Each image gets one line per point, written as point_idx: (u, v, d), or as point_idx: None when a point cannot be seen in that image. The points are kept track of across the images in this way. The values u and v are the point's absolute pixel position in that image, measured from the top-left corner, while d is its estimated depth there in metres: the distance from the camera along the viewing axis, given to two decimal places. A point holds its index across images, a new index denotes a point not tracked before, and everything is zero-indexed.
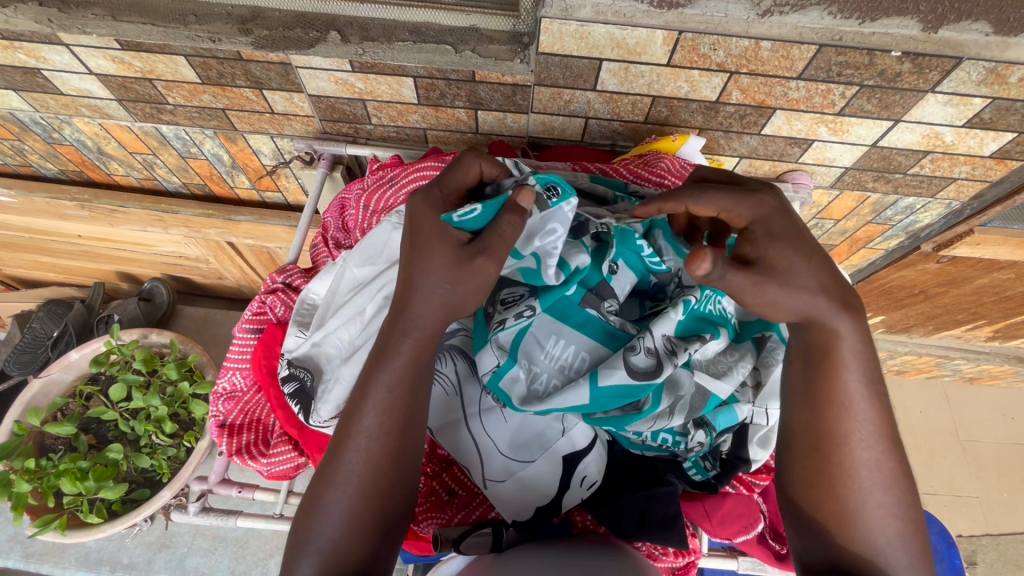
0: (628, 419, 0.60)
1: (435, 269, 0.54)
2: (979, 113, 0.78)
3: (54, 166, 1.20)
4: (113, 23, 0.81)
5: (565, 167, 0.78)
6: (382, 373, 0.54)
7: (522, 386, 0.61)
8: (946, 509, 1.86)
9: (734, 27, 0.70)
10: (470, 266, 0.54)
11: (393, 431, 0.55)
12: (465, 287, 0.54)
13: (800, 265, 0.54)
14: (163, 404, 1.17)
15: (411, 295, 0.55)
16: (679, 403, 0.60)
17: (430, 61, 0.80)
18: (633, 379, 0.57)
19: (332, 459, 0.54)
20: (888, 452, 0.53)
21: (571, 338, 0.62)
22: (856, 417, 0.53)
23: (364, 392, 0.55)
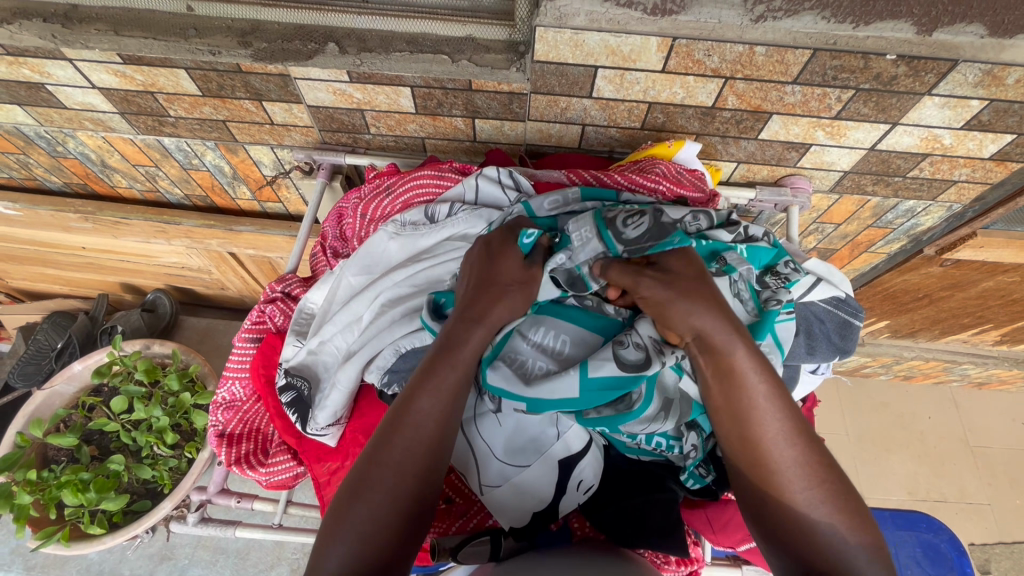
0: (622, 418, 0.59)
1: (506, 271, 0.62)
2: (977, 115, 0.78)
3: (59, 179, 1.22)
4: (115, 38, 0.82)
5: (559, 175, 0.77)
6: (447, 357, 0.57)
7: (514, 376, 0.60)
8: (958, 516, 1.83)
9: (728, 33, 0.70)
10: (534, 276, 0.62)
11: (450, 418, 0.56)
12: (527, 295, 0.62)
13: (693, 274, 0.57)
14: (165, 415, 1.17)
15: (485, 293, 0.60)
16: (668, 406, 0.61)
17: (426, 71, 0.81)
18: (622, 371, 0.58)
19: (383, 436, 0.54)
20: (811, 450, 0.53)
21: (552, 325, 0.64)
22: (767, 421, 0.53)
23: (427, 377, 0.56)
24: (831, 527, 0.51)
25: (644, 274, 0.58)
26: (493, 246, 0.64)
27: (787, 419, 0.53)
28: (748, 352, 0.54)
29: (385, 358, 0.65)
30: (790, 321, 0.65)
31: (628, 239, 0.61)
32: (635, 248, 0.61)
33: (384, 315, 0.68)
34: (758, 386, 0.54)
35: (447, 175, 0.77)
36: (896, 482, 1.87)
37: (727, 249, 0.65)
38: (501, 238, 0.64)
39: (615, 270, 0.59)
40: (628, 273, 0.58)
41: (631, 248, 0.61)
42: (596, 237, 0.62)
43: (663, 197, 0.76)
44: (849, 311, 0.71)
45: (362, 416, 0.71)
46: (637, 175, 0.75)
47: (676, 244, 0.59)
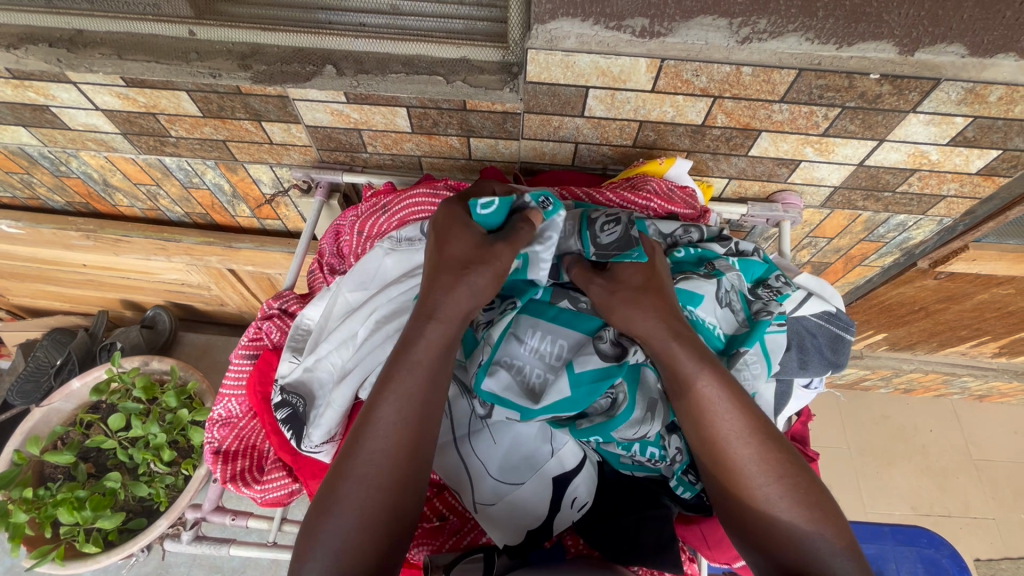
0: (613, 422, 0.60)
1: (456, 254, 0.59)
2: (962, 131, 0.79)
3: (61, 199, 1.23)
4: (119, 62, 0.85)
5: (552, 193, 0.79)
6: (403, 360, 0.56)
7: (510, 382, 0.61)
8: (961, 531, 1.81)
9: (715, 54, 0.72)
10: (488, 253, 0.59)
11: (415, 418, 0.55)
12: (483, 274, 0.59)
13: (640, 279, 0.61)
14: (162, 432, 1.17)
15: (436, 282, 0.59)
16: (656, 405, 0.61)
17: (422, 92, 0.82)
18: (604, 360, 0.60)
19: (349, 447, 0.54)
20: (766, 444, 0.54)
21: (548, 329, 0.64)
22: (721, 419, 0.55)
23: (387, 385, 0.56)
24: (795, 519, 0.52)
25: (595, 276, 0.62)
26: (439, 229, 0.62)
27: (740, 417, 0.55)
28: (693, 353, 0.57)
29: (380, 376, 0.67)
30: (781, 333, 0.65)
31: (600, 244, 0.65)
32: (603, 253, 0.64)
33: (379, 332, 0.69)
34: (709, 386, 0.56)
35: (442, 193, 0.78)
36: (898, 496, 1.85)
37: (717, 257, 0.69)
38: (450, 217, 0.62)
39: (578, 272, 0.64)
40: (582, 277, 0.63)
41: (601, 253, 0.64)
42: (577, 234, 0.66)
43: (655, 213, 0.78)
44: (840, 326, 0.72)
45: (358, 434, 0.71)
46: (629, 193, 0.77)
47: (634, 258, 0.62)
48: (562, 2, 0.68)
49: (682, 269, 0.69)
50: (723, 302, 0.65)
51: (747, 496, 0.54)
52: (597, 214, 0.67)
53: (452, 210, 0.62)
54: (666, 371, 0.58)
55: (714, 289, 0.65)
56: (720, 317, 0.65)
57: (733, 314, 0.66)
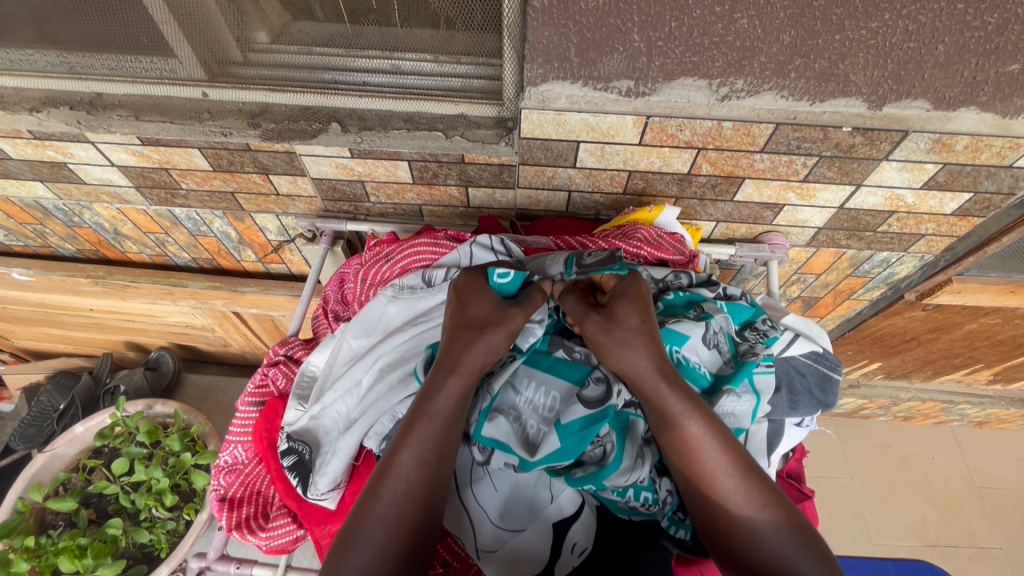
0: (604, 471, 0.61)
1: (475, 317, 0.65)
2: (934, 176, 0.84)
3: (72, 247, 1.27)
4: (135, 122, 0.89)
5: (547, 242, 0.82)
6: (423, 409, 0.59)
7: (508, 430, 0.63)
8: (970, 562, 1.79)
9: (696, 110, 0.77)
10: (507, 316, 0.64)
11: (434, 464, 0.58)
12: (501, 335, 0.63)
13: (641, 323, 0.63)
14: (165, 476, 1.18)
15: (456, 341, 0.63)
16: (643, 449, 0.64)
17: (423, 147, 0.88)
18: (589, 408, 0.62)
19: (369, 490, 0.56)
20: (751, 479, 0.57)
21: (541, 380, 0.66)
22: (709, 456, 0.57)
23: (408, 429, 0.58)
24: (781, 548, 0.55)
25: (593, 313, 0.65)
26: (459, 294, 0.67)
27: (727, 453, 0.57)
28: (683, 394, 0.59)
29: (384, 425, 0.68)
30: (769, 373, 0.67)
31: (583, 264, 0.69)
32: (585, 271, 0.68)
33: (383, 379, 0.71)
34: (698, 425, 0.58)
35: (442, 242, 0.82)
36: (904, 527, 1.84)
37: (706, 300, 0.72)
38: (470, 284, 0.68)
39: (572, 302, 0.67)
40: (579, 310, 0.66)
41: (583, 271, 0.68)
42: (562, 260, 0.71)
43: (646, 261, 0.80)
44: (828, 365, 0.75)
45: (360, 480, 0.73)
46: (620, 241, 0.80)
47: (614, 270, 0.66)
48: (552, 67, 0.73)
49: (671, 310, 0.72)
50: (709, 342, 0.68)
51: (735, 529, 0.56)
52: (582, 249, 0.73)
53: (473, 277, 0.68)
54: (657, 411, 0.60)
55: (701, 332, 0.67)
56: (705, 357, 0.68)
57: (719, 355, 0.69)
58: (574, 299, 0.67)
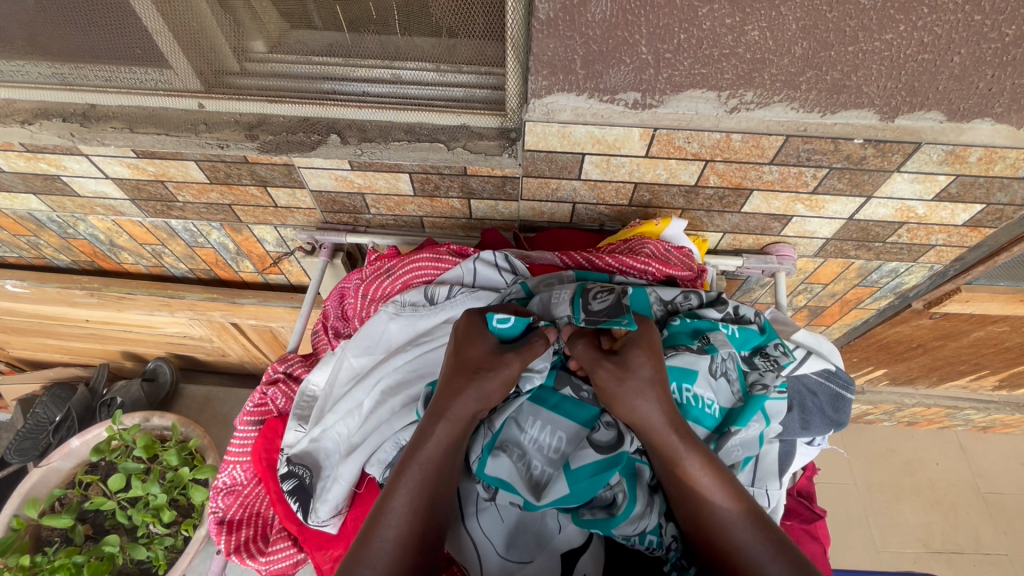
0: (614, 518, 0.60)
1: (468, 361, 0.60)
2: (946, 188, 0.82)
3: (67, 258, 1.25)
4: (130, 135, 0.87)
5: (553, 258, 0.80)
6: (415, 453, 0.57)
7: (512, 468, 0.61)
8: (975, 568, 1.78)
9: (705, 122, 0.75)
10: (501, 360, 0.59)
11: (422, 510, 0.56)
12: (494, 381, 0.59)
13: (652, 373, 0.58)
14: (162, 492, 1.16)
15: (448, 385, 0.59)
16: (653, 497, 0.62)
17: (424, 159, 0.86)
18: (600, 453, 0.61)
19: (362, 536, 0.54)
20: (764, 531, 0.54)
21: (549, 420, 0.64)
22: (718, 506, 0.55)
23: (401, 473, 0.56)
24: None
25: (605, 361, 0.59)
26: (457, 335, 0.62)
27: (737, 504, 0.55)
28: (693, 444, 0.56)
29: (386, 452, 0.66)
30: (781, 399, 0.67)
31: (591, 310, 0.65)
32: (593, 319, 0.64)
33: (386, 401, 0.70)
34: (706, 474, 0.56)
35: (445, 257, 0.80)
36: (909, 534, 1.82)
37: (712, 329, 0.68)
38: (469, 323, 0.63)
39: (582, 349, 0.62)
40: (590, 356, 0.61)
41: (591, 319, 0.64)
42: (569, 300, 0.67)
43: (654, 276, 0.78)
44: (841, 384, 0.74)
45: (362, 504, 0.71)
46: (627, 257, 0.78)
47: (623, 324, 0.62)
48: (557, 79, 0.71)
49: (675, 340, 0.68)
50: (718, 373, 0.66)
51: None
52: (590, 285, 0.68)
53: (472, 317, 0.63)
54: (667, 461, 0.57)
55: (708, 363, 0.66)
56: (717, 389, 0.66)
57: (729, 386, 0.66)
58: (584, 348, 0.62)
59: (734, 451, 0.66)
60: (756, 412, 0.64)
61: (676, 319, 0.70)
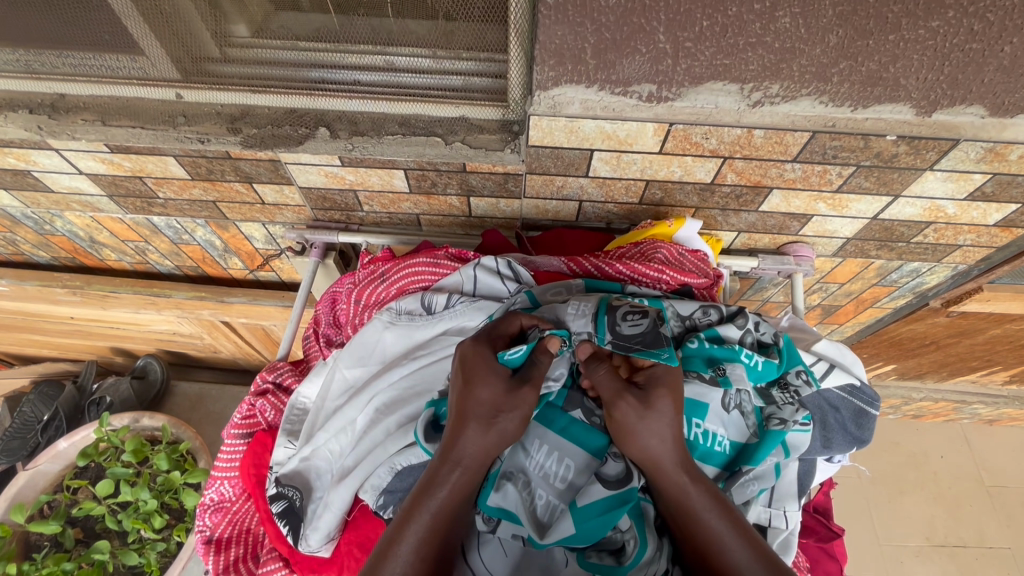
0: (622, 566, 0.56)
1: (483, 401, 0.54)
2: (980, 187, 0.77)
3: (47, 254, 1.19)
4: (103, 128, 0.81)
5: (558, 264, 0.75)
6: (427, 497, 0.52)
7: (517, 499, 0.59)
8: (978, 562, 1.76)
9: (725, 117, 0.69)
10: (518, 398, 0.55)
11: (431, 561, 0.51)
12: (513, 422, 0.55)
13: (675, 411, 0.55)
14: (153, 497, 1.12)
15: (463, 427, 0.54)
16: (661, 540, 0.58)
17: (420, 155, 0.80)
18: (609, 489, 0.58)
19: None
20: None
21: (557, 445, 0.61)
22: (731, 550, 0.51)
23: (409, 517, 0.51)
24: None
25: (629, 393, 0.55)
26: (463, 368, 0.57)
27: (750, 549, 0.51)
28: (699, 481, 0.54)
29: (380, 478, 0.62)
30: (805, 432, 0.63)
31: (620, 333, 0.60)
32: (623, 344, 0.60)
33: (381, 420, 0.65)
34: (715, 513, 0.52)
35: (443, 262, 0.75)
36: (913, 527, 1.80)
37: (730, 359, 0.63)
38: (478, 358, 0.57)
39: (603, 375, 0.57)
40: (612, 386, 0.56)
41: (619, 343, 0.60)
42: (592, 316, 0.62)
43: (668, 285, 0.74)
44: (866, 399, 0.69)
45: (357, 529, 0.67)
46: (639, 265, 0.73)
47: (662, 359, 0.58)
48: (566, 69, 0.65)
49: (689, 364, 0.63)
50: (731, 406, 0.62)
51: None
52: (618, 302, 0.63)
53: (481, 350, 0.57)
54: (673, 500, 0.54)
55: (720, 397, 0.62)
56: (729, 424, 0.62)
57: (743, 419, 0.63)
58: (606, 374, 0.57)
59: (748, 486, 0.62)
60: (772, 448, 0.61)
61: (692, 340, 0.65)
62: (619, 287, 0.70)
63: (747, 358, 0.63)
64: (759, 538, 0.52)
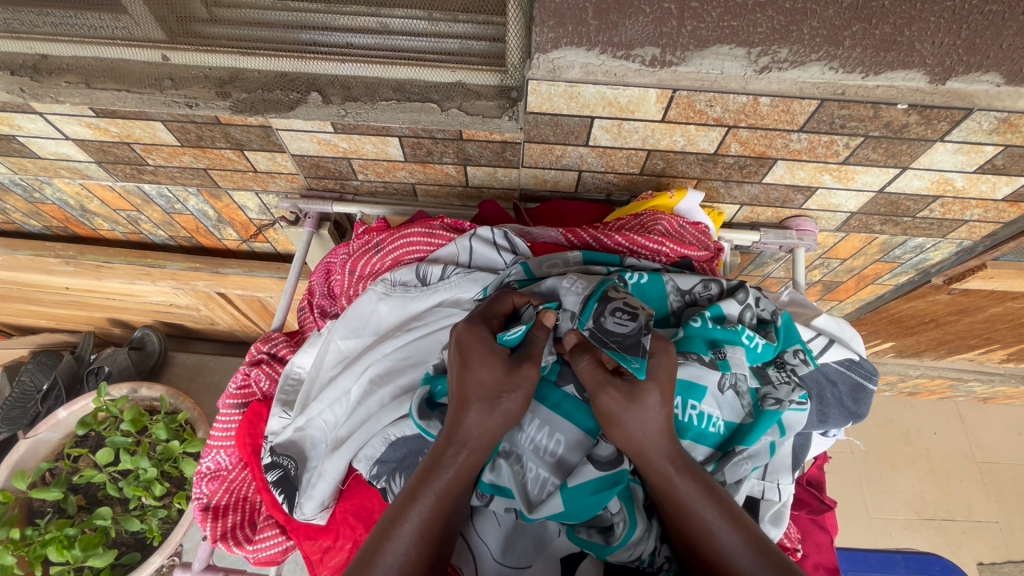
0: (610, 546, 0.57)
1: (484, 383, 0.53)
2: (991, 159, 0.74)
3: (38, 223, 1.18)
4: (87, 91, 0.78)
5: (556, 236, 0.74)
6: (429, 479, 0.52)
7: (509, 474, 0.59)
8: (965, 535, 1.79)
9: (731, 84, 0.66)
10: (521, 379, 0.53)
11: (436, 539, 0.52)
12: (517, 401, 0.53)
13: (661, 403, 0.53)
14: (152, 465, 1.13)
15: (464, 410, 0.53)
16: (651, 521, 0.59)
17: (415, 121, 0.77)
18: (600, 470, 0.57)
19: (366, 560, 0.50)
20: (769, 558, 0.50)
21: (549, 420, 0.60)
22: (719, 536, 0.51)
23: (410, 500, 0.52)
24: None
25: (614, 385, 0.53)
26: (461, 350, 0.54)
27: (740, 533, 0.51)
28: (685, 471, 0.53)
29: (374, 447, 0.61)
30: (800, 410, 0.63)
31: (601, 324, 0.56)
32: (598, 335, 0.56)
33: (374, 391, 0.65)
34: (702, 501, 0.52)
35: (438, 232, 0.74)
36: (903, 501, 1.83)
37: (730, 341, 0.61)
38: (475, 339, 0.54)
39: (589, 365, 0.55)
40: (595, 377, 0.54)
41: (596, 332, 0.56)
42: (585, 298, 0.59)
43: (667, 258, 0.72)
44: (864, 374, 0.68)
45: (352, 497, 0.68)
46: (638, 237, 0.72)
47: (630, 368, 0.52)
48: (566, 30, 0.62)
49: (689, 345, 0.61)
50: (726, 387, 0.61)
51: None
52: (615, 294, 0.58)
53: (477, 330, 0.55)
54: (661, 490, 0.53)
55: (717, 379, 0.61)
56: (724, 404, 0.61)
57: (738, 399, 0.62)
58: (590, 363, 0.55)
59: (741, 465, 0.61)
60: (767, 428, 0.60)
61: (695, 319, 0.63)
62: (616, 261, 0.69)
63: (748, 340, 0.62)
64: (748, 520, 0.53)
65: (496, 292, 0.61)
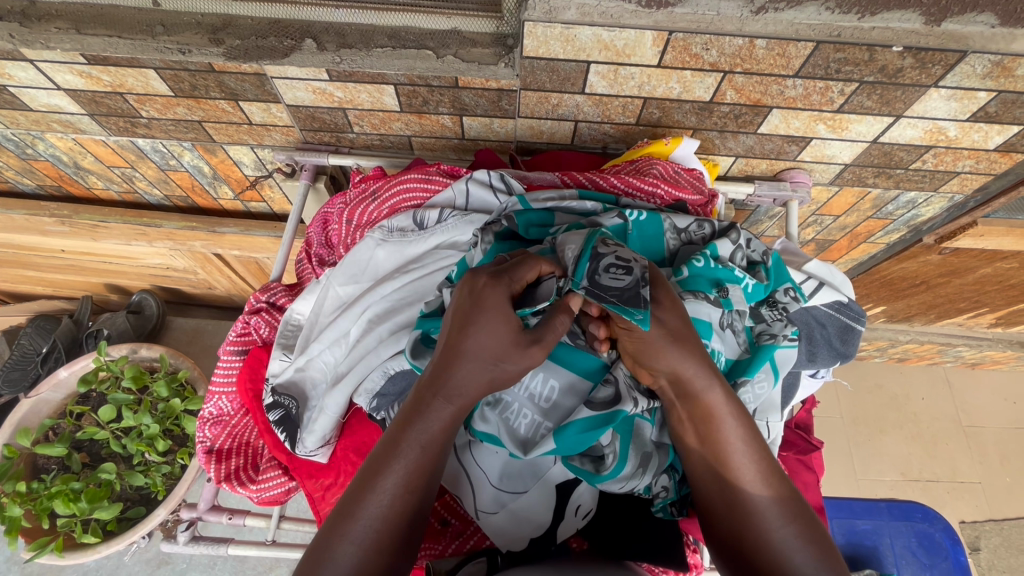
0: (600, 475, 0.59)
1: (488, 344, 0.50)
2: (984, 107, 0.75)
3: (32, 181, 1.17)
4: (77, 37, 0.77)
5: (553, 179, 0.75)
6: (412, 432, 0.52)
7: (504, 419, 0.60)
8: (948, 495, 1.84)
9: (727, 25, 0.66)
10: (525, 348, 0.51)
11: (416, 491, 0.52)
12: (516, 368, 0.52)
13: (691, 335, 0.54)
14: (155, 422, 1.15)
15: (457, 365, 0.51)
16: (649, 460, 0.61)
17: (411, 68, 0.76)
18: (592, 410, 0.58)
19: (346, 508, 0.51)
20: (781, 486, 0.55)
21: (541, 366, 0.61)
22: (739, 460, 0.55)
23: (392, 452, 0.52)
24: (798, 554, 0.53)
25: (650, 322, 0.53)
26: (470, 304, 0.51)
27: (757, 461, 0.55)
28: (723, 401, 0.54)
29: (374, 382, 0.63)
30: (791, 347, 0.64)
31: (598, 281, 0.54)
32: (597, 292, 0.53)
33: (371, 331, 0.66)
34: (732, 430, 0.55)
35: (435, 178, 0.74)
36: (890, 462, 1.87)
37: (730, 281, 0.63)
38: (490, 300, 0.51)
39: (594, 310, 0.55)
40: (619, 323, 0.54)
41: (593, 289, 0.53)
42: (576, 256, 0.56)
43: (662, 200, 0.74)
44: (852, 315, 0.70)
45: (352, 434, 0.69)
46: (635, 179, 0.73)
47: (634, 320, 0.51)
48: None
49: (694, 283, 0.61)
50: (725, 325, 0.62)
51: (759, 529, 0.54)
52: (605, 249, 0.56)
53: (501, 295, 0.51)
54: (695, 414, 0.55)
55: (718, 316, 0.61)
56: (724, 341, 0.63)
57: (734, 337, 0.64)
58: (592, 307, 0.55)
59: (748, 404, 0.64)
60: (763, 364, 0.63)
61: (698, 258, 0.62)
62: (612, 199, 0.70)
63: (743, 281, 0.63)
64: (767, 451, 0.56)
65: (521, 258, 0.55)
